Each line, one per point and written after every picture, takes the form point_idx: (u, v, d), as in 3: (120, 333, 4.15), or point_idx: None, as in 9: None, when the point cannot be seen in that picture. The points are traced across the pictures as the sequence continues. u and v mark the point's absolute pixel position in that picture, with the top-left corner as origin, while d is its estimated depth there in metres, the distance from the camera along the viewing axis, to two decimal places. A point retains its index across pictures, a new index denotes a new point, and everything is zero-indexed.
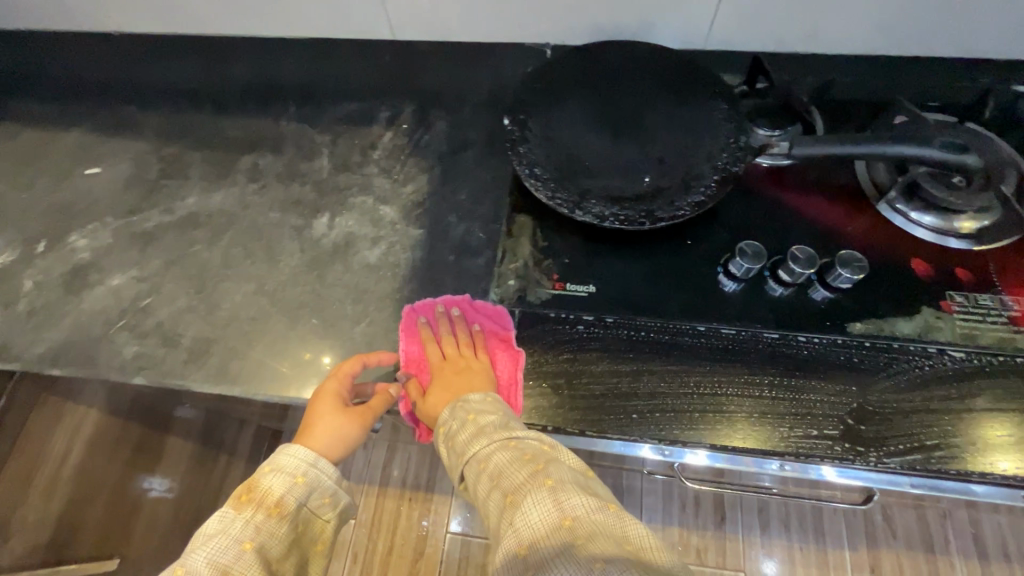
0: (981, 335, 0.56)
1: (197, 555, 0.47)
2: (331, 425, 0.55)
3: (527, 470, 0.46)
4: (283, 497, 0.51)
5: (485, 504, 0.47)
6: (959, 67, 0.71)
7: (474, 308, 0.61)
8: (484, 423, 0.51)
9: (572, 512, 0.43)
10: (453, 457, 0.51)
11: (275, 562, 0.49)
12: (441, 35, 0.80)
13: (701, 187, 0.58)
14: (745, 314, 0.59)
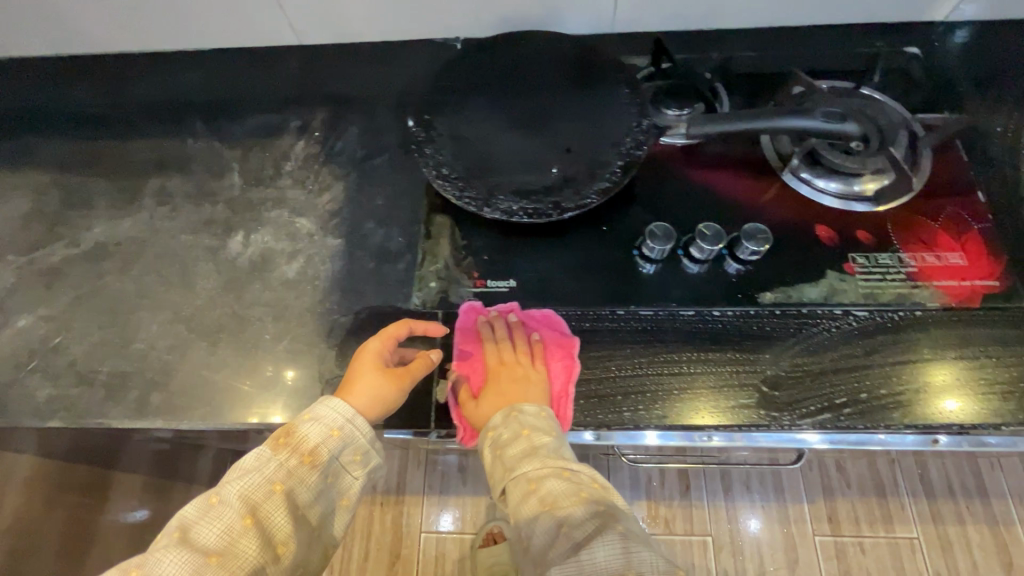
0: (882, 293, 0.59)
1: (230, 487, 0.48)
2: (371, 383, 0.55)
3: (589, 508, 0.48)
4: (317, 447, 0.51)
5: (530, 527, 0.48)
6: (851, 33, 0.73)
7: (532, 315, 0.61)
8: (536, 445, 0.53)
9: (639, 566, 0.45)
10: (498, 467, 0.53)
11: (303, 506, 0.50)
12: (347, 36, 0.78)
13: (607, 174, 0.59)
14: (662, 295, 0.61)
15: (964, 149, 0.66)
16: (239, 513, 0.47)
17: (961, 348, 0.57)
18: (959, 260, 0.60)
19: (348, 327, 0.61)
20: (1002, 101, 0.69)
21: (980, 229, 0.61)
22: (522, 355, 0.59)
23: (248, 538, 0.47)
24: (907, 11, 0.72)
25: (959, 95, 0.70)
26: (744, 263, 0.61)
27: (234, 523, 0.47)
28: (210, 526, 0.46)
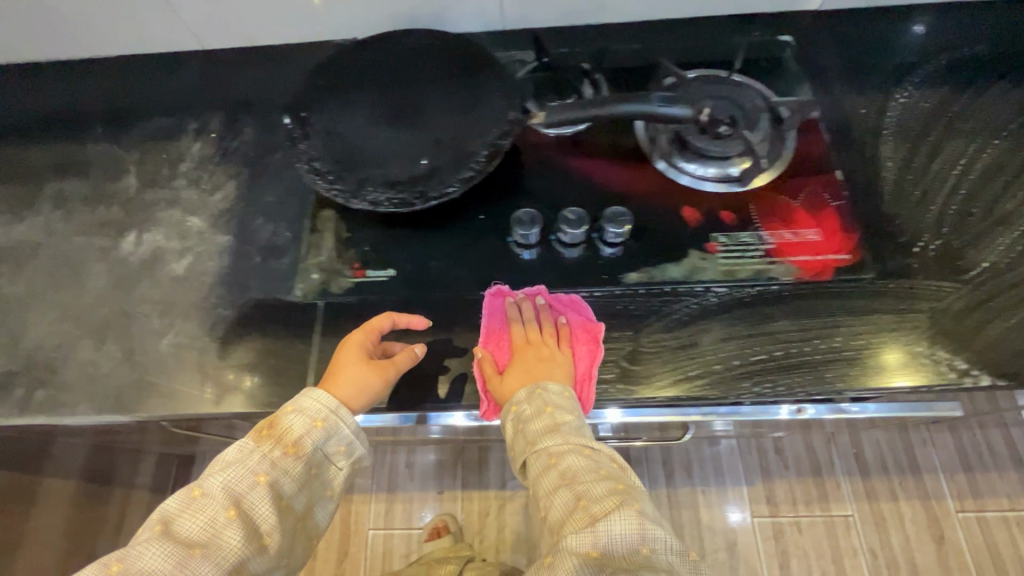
0: (741, 270, 0.61)
1: (214, 481, 0.52)
2: (355, 374, 0.56)
3: (609, 486, 0.53)
4: (301, 439, 0.54)
5: (550, 497, 0.53)
6: (725, 24, 0.77)
7: (562, 299, 0.61)
8: (558, 421, 0.56)
9: (652, 542, 0.50)
10: (520, 440, 0.56)
11: (286, 497, 0.54)
12: (248, 40, 0.80)
13: (472, 163, 0.61)
14: (535, 279, 0.63)
15: (826, 130, 0.69)
16: (222, 506, 0.51)
17: (814, 320, 0.59)
18: (815, 237, 0.62)
19: (231, 320, 0.63)
20: (867, 85, 0.73)
21: (837, 206, 0.64)
22: (549, 336, 0.59)
23: (231, 529, 0.50)
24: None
25: (826, 80, 0.73)
26: (621, 238, 0.62)
27: (218, 515, 0.51)
28: (193, 518, 0.50)
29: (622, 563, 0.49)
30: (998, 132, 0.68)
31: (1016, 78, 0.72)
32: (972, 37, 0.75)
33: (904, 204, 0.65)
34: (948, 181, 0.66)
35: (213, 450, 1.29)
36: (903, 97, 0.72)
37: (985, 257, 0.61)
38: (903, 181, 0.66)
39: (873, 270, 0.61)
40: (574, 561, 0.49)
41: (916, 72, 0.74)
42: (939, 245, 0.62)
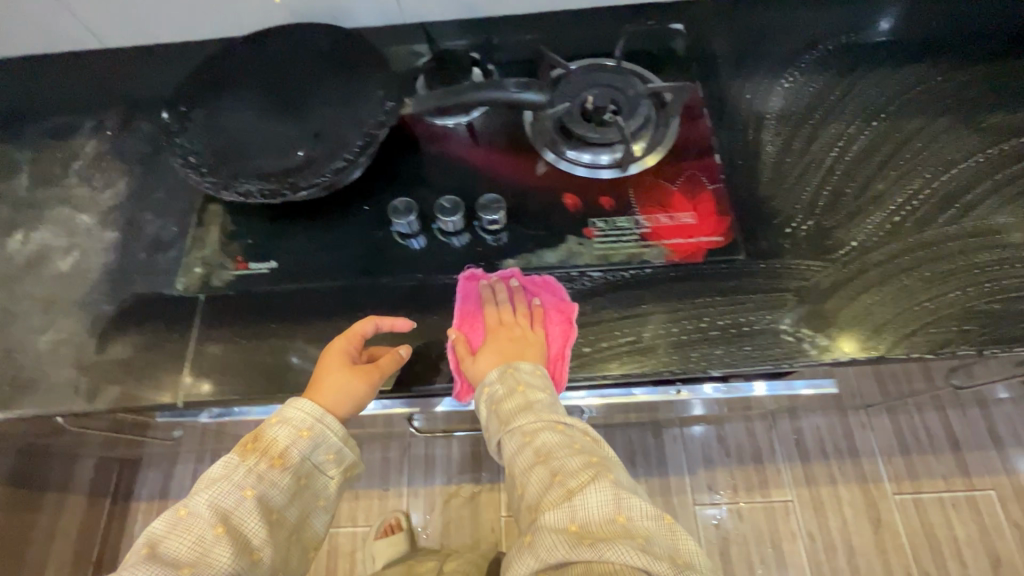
0: (615, 254, 0.62)
1: (200, 499, 0.51)
2: (340, 381, 0.57)
3: (584, 459, 0.53)
4: (287, 449, 0.55)
5: (527, 476, 0.53)
6: (618, 13, 0.77)
7: (534, 281, 0.62)
8: (531, 399, 0.56)
9: (628, 510, 0.49)
10: (494, 420, 0.56)
11: (277, 510, 0.54)
12: (147, 38, 0.80)
13: (345, 153, 0.62)
14: (416, 267, 0.64)
15: (709, 115, 0.70)
16: (209, 523, 0.50)
17: (682, 301, 0.60)
18: (689, 220, 0.63)
19: (112, 316, 0.63)
20: (754, 71, 0.74)
21: (713, 189, 0.65)
22: (522, 317, 0.60)
23: (220, 547, 0.49)
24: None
25: (715, 67, 0.74)
26: (500, 221, 0.63)
27: (206, 534, 0.50)
28: (180, 538, 0.49)
29: (602, 534, 0.47)
30: (876, 115, 0.70)
31: (897, 63, 0.74)
32: (859, 23, 0.77)
33: (780, 185, 0.66)
34: (825, 162, 0.67)
35: (156, 454, 1.29)
36: (788, 82, 0.73)
37: (853, 236, 0.62)
38: (782, 163, 0.67)
39: (744, 252, 0.62)
40: (554, 537, 0.48)
41: (803, 57, 0.75)
42: (811, 225, 0.63)
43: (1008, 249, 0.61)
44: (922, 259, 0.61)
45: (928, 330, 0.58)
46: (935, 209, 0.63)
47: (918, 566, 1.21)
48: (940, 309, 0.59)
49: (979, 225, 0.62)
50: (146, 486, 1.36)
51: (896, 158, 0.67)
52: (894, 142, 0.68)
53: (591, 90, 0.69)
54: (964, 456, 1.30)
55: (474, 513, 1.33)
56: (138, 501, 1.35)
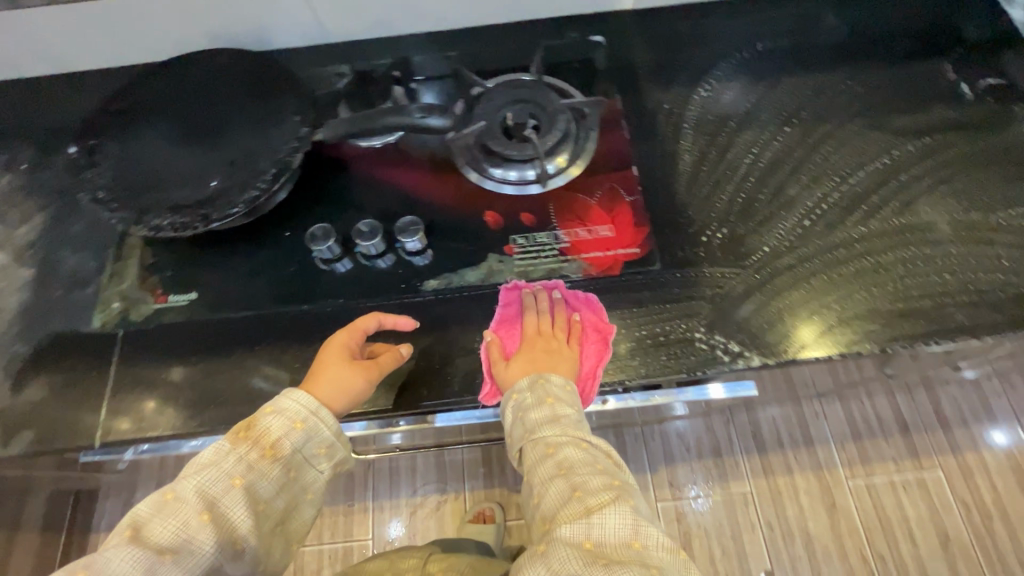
0: (534, 270, 0.63)
1: (188, 483, 0.49)
2: (336, 374, 0.57)
3: (606, 482, 0.51)
4: (279, 440, 0.53)
5: (545, 487, 0.51)
6: (539, 29, 0.79)
7: (578, 296, 0.61)
8: (559, 411, 0.55)
9: (645, 538, 0.47)
10: (518, 427, 0.55)
11: (263, 500, 0.51)
12: (59, 64, 0.77)
13: (259, 183, 0.61)
14: (338, 292, 0.64)
15: (627, 127, 0.71)
16: (195, 509, 0.48)
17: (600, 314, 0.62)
18: (608, 233, 0.64)
19: (30, 355, 0.63)
20: (673, 80, 0.75)
21: (630, 201, 0.66)
22: (561, 331, 0.59)
23: (205, 535, 0.47)
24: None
25: (635, 78, 0.75)
26: (421, 244, 0.63)
27: (190, 520, 0.47)
28: (165, 523, 0.47)
29: (615, 555, 0.46)
30: (789, 120, 0.72)
31: (810, 68, 0.76)
32: (773, 29, 0.79)
33: (697, 194, 0.67)
34: (740, 169, 0.69)
35: (113, 484, 1.27)
36: (704, 91, 0.74)
37: (765, 241, 0.64)
38: (699, 171, 0.69)
39: (660, 263, 0.63)
40: (568, 551, 0.46)
41: (721, 64, 0.76)
42: (725, 233, 0.65)
43: (912, 249, 0.63)
44: (832, 261, 0.63)
45: (836, 332, 0.60)
46: (844, 212, 0.65)
47: (873, 549, 1.25)
48: (847, 311, 0.60)
49: (885, 226, 0.64)
50: (106, 516, 1.34)
51: (807, 163, 0.69)
52: (806, 147, 0.70)
53: (511, 105, 0.69)
54: (914, 439, 1.34)
55: (440, 523, 1.33)
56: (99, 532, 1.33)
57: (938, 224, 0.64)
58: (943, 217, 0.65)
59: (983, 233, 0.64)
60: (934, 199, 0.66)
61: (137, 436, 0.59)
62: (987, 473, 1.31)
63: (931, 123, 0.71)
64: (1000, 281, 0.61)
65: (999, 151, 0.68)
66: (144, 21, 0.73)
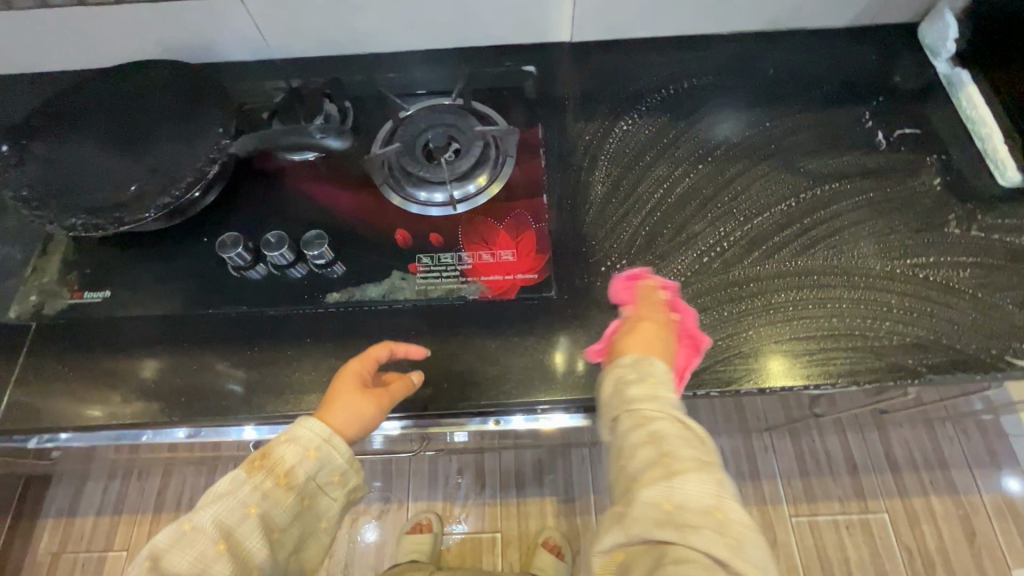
0: (434, 290, 0.65)
1: (205, 514, 0.51)
2: (349, 404, 0.57)
3: (696, 459, 0.50)
4: (293, 469, 0.54)
5: (635, 451, 0.52)
6: (475, 56, 0.82)
7: (682, 303, 0.63)
8: (658, 388, 0.55)
9: (726, 510, 0.48)
10: (613, 395, 0.56)
11: (278, 529, 0.53)
12: (18, 66, 0.80)
13: (173, 190, 0.64)
14: (245, 299, 0.66)
15: (545, 155, 0.74)
16: (211, 539, 0.51)
17: (494, 339, 0.64)
18: (509, 257, 0.66)
19: None
20: (598, 111, 0.78)
21: (537, 228, 0.68)
22: (668, 325, 0.60)
23: (221, 565, 0.50)
24: (534, 31, 0.81)
25: (561, 108, 0.78)
26: (327, 256, 0.65)
27: (207, 549, 0.50)
28: (182, 553, 0.50)
29: (693, 520, 0.47)
30: (703, 158, 0.73)
31: (734, 108, 0.78)
32: (703, 69, 0.81)
33: (602, 225, 0.69)
34: (649, 203, 0.70)
35: (65, 472, 1.30)
36: (627, 124, 0.76)
37: (661, 276, 0.66)
38: (609, 202, 0.70)
39: (557, 289, 0.65)
40: (646, 511, 0.48)
41: (647, 99, 0.79)
42: (625, 264, 0.66)
43: (806, 290, 0.64)
44: (724, 299, 0.64)
45: (721, 369, 0.61)
46: (743, 251, 0.67)
47: None
48: (735, 347, 0.62)
49: (783, 266, 0.66)
50: (56, 502, 1.37)
51: (715, 201, 0.70)
52: (715, 185, 0.71)
53: (431, 129, 0.72)
54: (861, 479, 1.33)
55: (382, 532, 1.34)
56: (47, 518, 1.36)
57: (835, 268, 0.66)
58: (840, 259, 0.66)
59: (878, 279, 0.65)
60: (834, 242, 0.67)
61: (44, 426, 0.62)
62: (933, 518, 1.29)
63: (843, 169, 0.72)
64: (887, 328, 0.62)
65: (903, 199, 0.70)
66: (89, 30, 0.75)
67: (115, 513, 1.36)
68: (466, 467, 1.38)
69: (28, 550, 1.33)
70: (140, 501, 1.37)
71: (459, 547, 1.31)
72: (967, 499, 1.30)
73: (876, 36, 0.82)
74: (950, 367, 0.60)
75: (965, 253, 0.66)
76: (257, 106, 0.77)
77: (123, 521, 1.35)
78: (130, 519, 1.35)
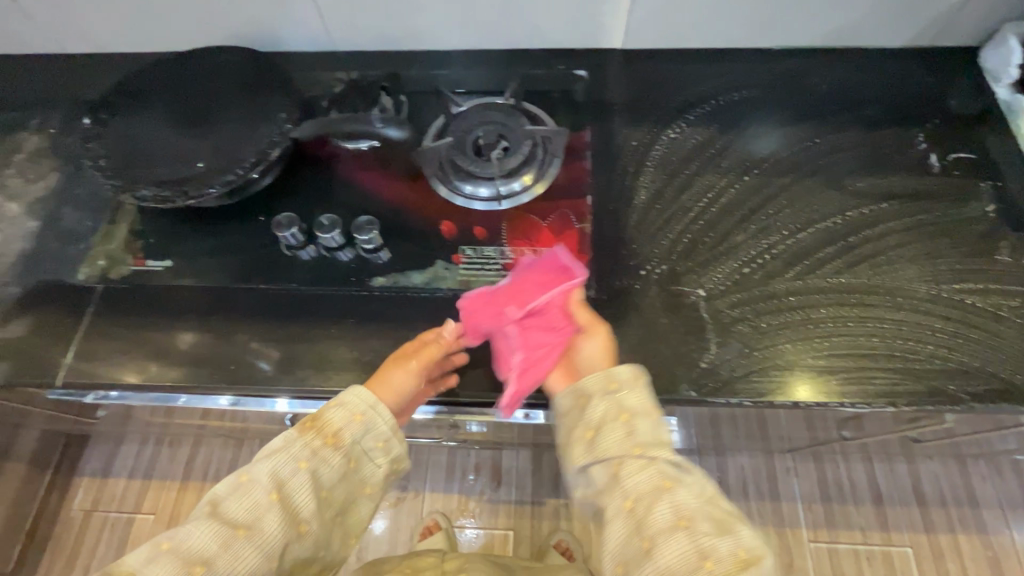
0: (476, 280, 0.67)
1: (261, 468, 0.55)
2: (394, 372, 0.61)
3: (732, 549, 0.51)
4: (341, 430, 0.57)
5: (665, 534, 0.52)
6: (527, 58, 0.84)
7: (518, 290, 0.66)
8: (662, 422, 0.57)
9: None
10: (627, 438, 0.56)
11: (324, 487, 0.57)
12: (98, 47, 0.86)
13: (238, 169, 0.68)
14: (296, 277, 0.69)
15: (592, 158, 0.75)
16: (264, 490, 0.54)
17: None
18: None
19: (19, 298, 0.70)
20: (646, 118, 0.79)
21: (579, 228, 0.69)
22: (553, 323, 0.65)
23: (272, 514, 0.53)
24: (588, 36, 0.82)
25: (610, 113, 0.79)
26: (376, 242, 0.68)
27: (261, 499, 0.53)
28: (239, 502, 0.53)
29: None
30: (749, 170, 0.74)
31: (783, 122, 0.78)
32: (754, 82, 0.81)
33: (644, 230, 0.70)
34: (691, 211, 0.71)
35: (102, 433, 1.36)
36: (674, 133, 0.77)
37: (701, 284, 0.66)
38: (651, 208, 0.71)
39: (596, 289, 0.66)
40: None
41: (695, 109, 0.79)
42: (664, 269, 0.67)
43: (847, 309, 0.64)
44: (762, 311, 0.64)
45: (756, 381, 0.61)
46: (784, 265, 0.67)
47: None
48: (771, 360, 0.62)
49: (824, 283, 0.66)
50: (91, 462, 1.43)
51: (758, 213, 0.71)
52: (759, 198, 0.72)
53: (483, 126, 0.75)
54: (885, 510, 1.30)
55: (396, 519, 1.36)
56: (81, 476, 1.42)
57: (880, 288, 0.65)
58: (884, 280, 0.66)
59: (922, 302, 0.64)
60: (879, 262, 0.67)
61: (102, 382, 0.66)
62: (958, 556, 1.25)
63: (891, 190, 0.72)
64: (928, 352, 0.62)
65: (953, 225, 0.69)
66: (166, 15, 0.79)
67: (145, 478, 1.42)
68: (484, 462, 1.39)
69: (62, 506, 1.39)
70: (169, 467, 1.42)
71: (472, 540, 1.33)
72: (996, 540, 1.26)
73: (935, 58, 0.81)
74: (992, 397, 0.59)
75: (1015, 283, 0.65)
76: (315, 94, 0.79)
77: (152, 486, 1.40)
78: (159, 485, 1.41)
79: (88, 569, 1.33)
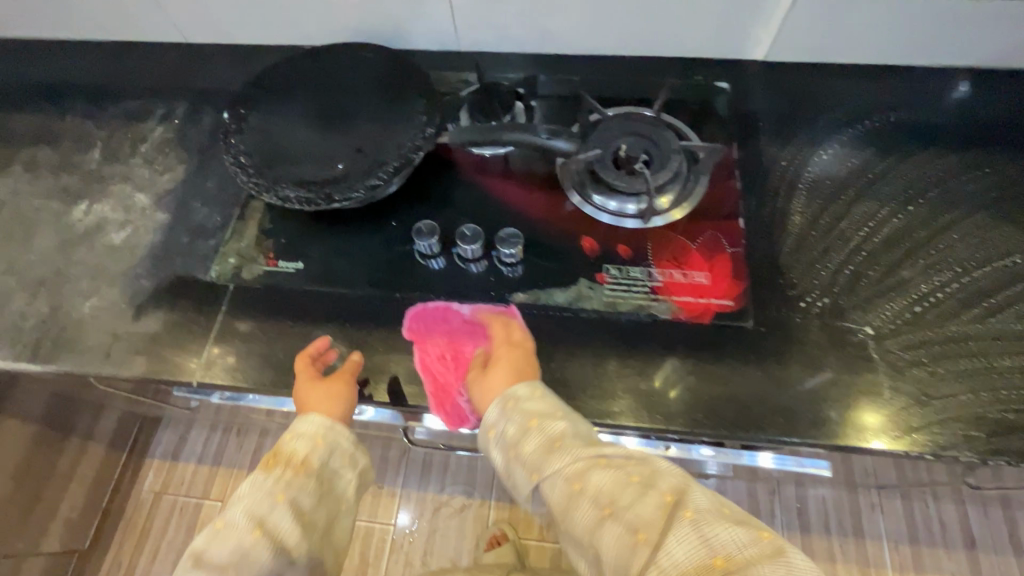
0: (623, 303, 0.64)
1: (235, 511, 0.54)
2: (322, 392, 0.59)
3: (659, 502, 0.46)
4: (307, 456, 0.57)
5: (598, 534, 0.47)
6: (664, 67, 0.79)
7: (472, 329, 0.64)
8: (546, 424, 0.53)
9: (722, 548, 0.43)
10: (522, 467, 0.52)
11: (307, 512, 0.55)
12: (222, 37, 0.85)
13: (380, 172, 0.65)
14: (431, 288, 0.66)
15: (741, 178, 0.71)
16: (246, 528, 0.53)
17: (682, 360, 0.62)
18: (703, 280, 0.64)
19: (148, 292, 0.69)
20: (794, 137, 0.74)
21: (732, 253, 0.65)
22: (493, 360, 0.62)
23: (259, 548, 0.52)
24: (729, 46, 0.77)
25: (756, 131, 0.75)
26: (516, 256, 0.65)
27: (245, 537, 0.52)
28: (220, 546, 0.52)
29: None
30: (913, 199, 0.69)
31: (945, 148, 0.72)
32: (913, 101, 0.75)
33: (801, 259, 0.65)
34: (852, 240, 0.66)
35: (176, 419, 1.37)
36: (826, 155, 0.72)
37: (868, 321, 0.61)
38: (808, 235, 0.67)
39: (753, 320, 0.62)
40: None
41: (847, 129, 0.74)
42: (827, 303, 0.63)
43: None
44: (939, 354, 0.59)
45: (935, 431, 0.56)
46: (959, 305, 0.62)
47: None
48: (953, 410, 0.57)
49: (1006, 328, 0.60)
50: (162, 444, 1.45)
51: (927, 246, 0.66)
52: (927, 229, 0.67)
53: (625, 138, 0.70)
54: (978, 557, 1.23)
55: (460, 526, 1.34)
56: (153, 458, 1.44)
57: None
58: None
59: None
60: None
61: (231, 384, 0.64)
62: None
63: None
64: None
65: None
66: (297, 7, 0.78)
67: (213, 465, 1.42)
68: None
69: (134, 486, 1.41)
70: (237, 456, 1.43)
71: (537, 554, 1.30)
72: None
73: None
74: None
75: None
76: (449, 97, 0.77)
77: (220, 473, 1.41)
78: (226, 472, 1.41)
79: (157, 550, 1.35)
